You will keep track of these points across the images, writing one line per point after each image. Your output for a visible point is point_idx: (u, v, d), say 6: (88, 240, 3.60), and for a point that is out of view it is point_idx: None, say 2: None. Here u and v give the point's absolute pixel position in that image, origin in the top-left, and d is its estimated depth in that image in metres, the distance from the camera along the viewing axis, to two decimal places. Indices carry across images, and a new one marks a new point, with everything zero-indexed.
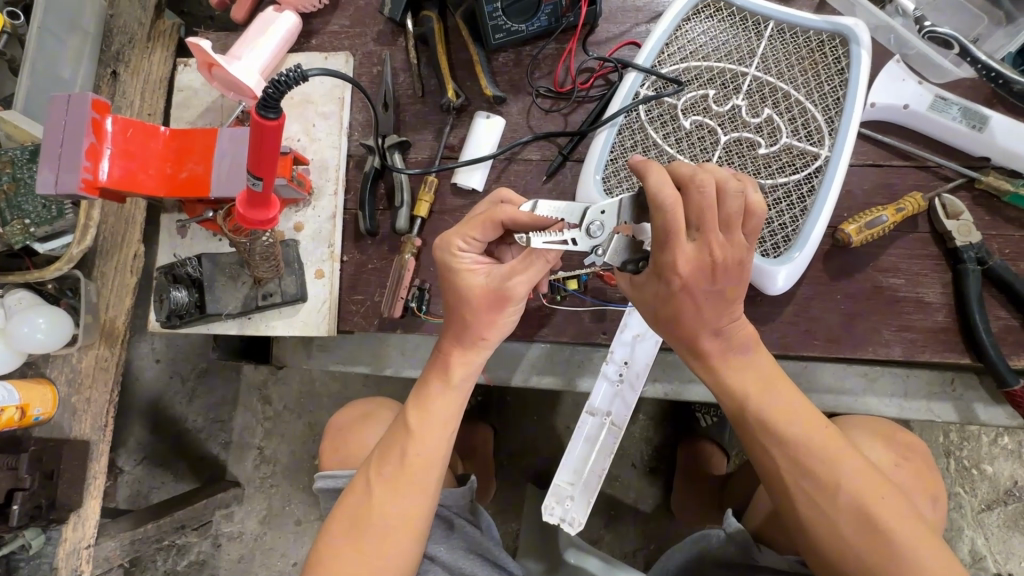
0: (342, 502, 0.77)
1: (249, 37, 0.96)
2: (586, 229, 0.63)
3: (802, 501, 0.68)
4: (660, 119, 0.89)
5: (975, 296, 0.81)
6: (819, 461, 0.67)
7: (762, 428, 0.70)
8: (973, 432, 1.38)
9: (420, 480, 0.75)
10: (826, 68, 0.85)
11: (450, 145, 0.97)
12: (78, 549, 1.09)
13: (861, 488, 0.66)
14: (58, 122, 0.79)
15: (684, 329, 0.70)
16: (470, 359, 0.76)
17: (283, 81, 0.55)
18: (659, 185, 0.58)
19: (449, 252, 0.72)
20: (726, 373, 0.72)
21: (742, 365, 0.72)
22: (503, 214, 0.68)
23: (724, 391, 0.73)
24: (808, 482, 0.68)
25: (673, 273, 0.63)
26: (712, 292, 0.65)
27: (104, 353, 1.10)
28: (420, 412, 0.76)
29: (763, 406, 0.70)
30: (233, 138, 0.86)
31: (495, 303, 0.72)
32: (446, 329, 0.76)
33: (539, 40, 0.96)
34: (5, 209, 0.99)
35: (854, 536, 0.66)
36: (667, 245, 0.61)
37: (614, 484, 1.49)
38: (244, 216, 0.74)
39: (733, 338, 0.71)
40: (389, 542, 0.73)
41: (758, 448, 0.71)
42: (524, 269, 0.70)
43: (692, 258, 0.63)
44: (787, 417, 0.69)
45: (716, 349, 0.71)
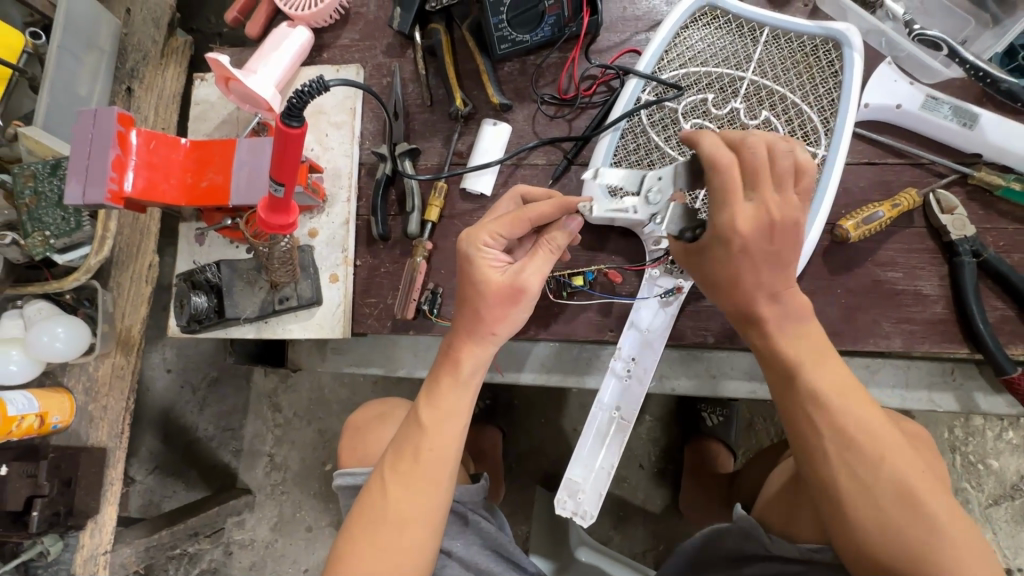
0: (361, 499, 0.79)
1: (264, 52, 1.00)
2: (645, 198, 0.73)
3: (845, 475, 0.69)
4: (661, 122, 0.92)
5: (971, 287, 0.84)
6: (863, 436, 0.70)
7: (812, 396, 0.72)
8: (978, 427, 1.40)
9: (433, 474, 0.77)
10: (820, 71, 0.88)
11: (458, 152, 1.00)
12: (95, 554, 1.12)
13: (900, 464, 0.68)
14: (86, 134, 0.83)
15: (740, 295, 0.74)
16: (477, 353, 0.78)
17: (306, 91, 0.58)
18: (709, 149, 0.67)
19: (473, 244, 0.75)
20: (781, 342, 0.74)
21: (796, 335, 0.74)
22: (533, 214, 0.73)
23: (775, 357, 0.75)
24: (853, 454, 0.70)
25: (733, 233, 0.68)
26: (767, 248, 0.69)
27: (120, 361, 1.14)
28: (432, 406, 0.78)
29: (816, 378, 0.72)
30: (252, 149, 0.89)
31: (510, 297, 0.75)
32: (458, 326, 0.78)
33: (542, 50, 1.00)
34: (25, 221, 1.02)
35: (894, 511, 0.67)
36: (725, 205, 0.67)
37: (622, 484, 1.51)
38: (265, 221, 0.77)
39: (790, 307, 0.74)
40: (406, 532, 0.75)
41: (806, 419, 0.72)
42: (533, 261, 0.75)
43: (750, 218, 0.68)
44: (838, 390, 0.72)
45: (770, 313, 0.74)
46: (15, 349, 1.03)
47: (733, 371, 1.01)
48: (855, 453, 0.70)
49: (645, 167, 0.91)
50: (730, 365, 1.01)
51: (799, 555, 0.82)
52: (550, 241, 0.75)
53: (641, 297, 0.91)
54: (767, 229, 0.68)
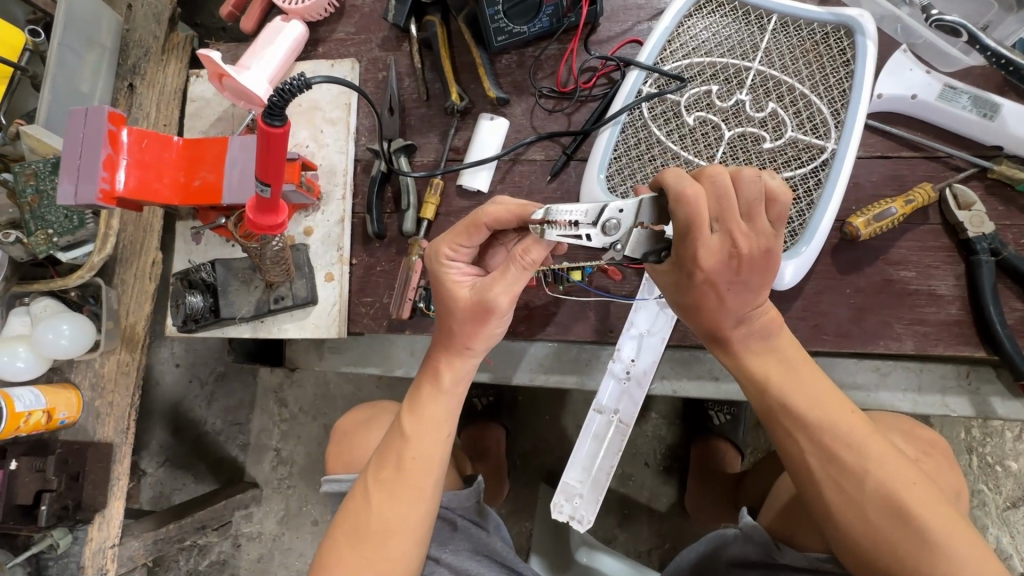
0: (346, 506, 0.78)
1: (257, 48, 0.98)
2: (603, 227, 0.63)
3: (827, 488, 0.68)
4: (663, 116, 0.89)
5: (988, 287, 0.80)
6: (842, 447, 0.67)
7: (784, 410, 0.70)
8: (996, 428, 1.35)
9: (417, 482, 0.76)
10: (831, 60, 0.84)
11: (455, 147, 0.98)
12: (104, 548, 1.13)
13: (886, 472, 0.66)
14: (76, 134, 0.82)
15: (706, 318, 0.71)
16: (458, 365, 0.77)
17: (286, 89, 0.56)
18: (674, 180, 0.60)
19: (437, 260, 0.74)
20: (749, 358, 0.73)
21: (763, 349, 0.73)
22: (487, 217, 0.70)
23: (747, 375, 0.73)
24: (834, 467, 0.68)
25: (696, 265, 0.64)
26: (732, 276, 0.66)
27: (126, 358, 1.13)
28: (414, 414, 0.77)
29: (788, 392, 0.70)
30: (243, 147, 0.88)
31: (479, 314, 0.72)
32: (436, 337, 0.78)
33: (541, 41, 0.97)
34: (28, 220, 1.03)
35: (882, 523, 0.65)
36: (689, 237, 0.62)
37: (627, 483, 1.49)
38: (253, 221, 0.76)
39: (755, 325, 0.72)
40: (392, 539, 0.74)
41: (783, 435, 0.71)
42: (502, 281, 0.70)
43: (716, 251, 0.63)
44: (810, 401, 0.69)
45: (737, 334, 0.72)
46: (20, 347, 1.03)
47: None
48: (838, 467, 0.67)
49: (646, 163, 0.88)
50: None
51: (807, 565, 0.80)
52: (523, 257, 0.68)
53: (640, 296, 0.89)
54: (734, 261, 0.64)
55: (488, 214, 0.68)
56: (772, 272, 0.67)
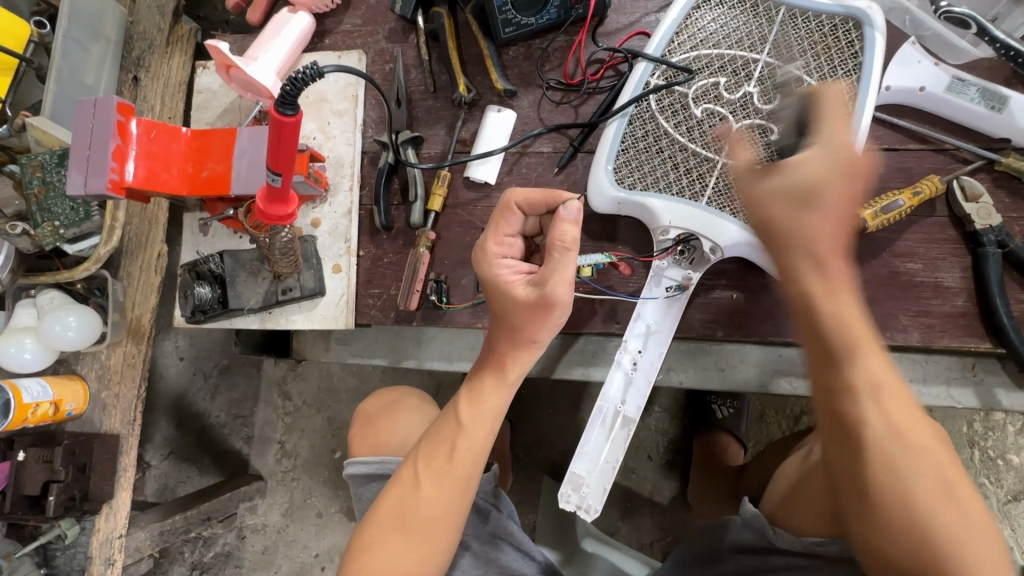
0: (387, 492, 0.78)
1: (264, 39, 0.98)
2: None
3: (887, 470, 0.61)
4: (670, 108, 0.89)
5: (994, 279, 0.80)
6: (905, 425, 0.61)
7: (862, 379, 0.61)
8: (998, 422, 1.36)
9: (467, 473, 0.77)
10: (839, 52, 0.84)
11: (462, 139, 0.98)
12: (111, 538, 1.14)
13: (941, 462, 0.62)
14: (86, 125, 0.82)
15: (797, 243, 0.58)
16: (522, 358, 0.79)
17: (299, 78, 0.56)
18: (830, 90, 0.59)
19: (487, 259, 0.77)
20: (849, 315, 0.59)
21: (856, 308, 0.61)
22: (516, 195, 0.75)
23: (844, 334, 0.59)
24: (900, 447, 0.61)
25: (834, 174, 0.56)
26: (854, 198, 0.58)
27: (132, 349, 1.14)
28: (471, 405, 0.79)
29: (867, 360, 0.62)
30: (253, 137, 0.88)
31: (538, 307, 0.73)
32: (496, 332, 0.79)
33: (548, 33, 0.97)
34: (35, 212, 1.02)
35: (937, 511, 0.60)
36: (793, 146, 0.58)
37: (630, 476, 1.50)
38: (263, 211, 0.76)
39: (836, 273, 0.63)
40: (437, 527, 0.76)
41: (852, 407, 0.62)
42: (551, 270, 0.72)
43: (843, 168, 0.58)
44: (884, 372, 0.62)
45: (837, 281, 0.59)
46: (27, 339, 1.03)
47: (742, 365, 0.98)
48: (903, 446, 0.61)
49: (654, 154, 0.88)
50: (740, 358, 0.98)
51: (802, 548, 0.80)
52: (558, 240, 0.70)
53: (648, 291, 0.89)
54: (852, 171, 0.56)
55: (517, 194, 0.74)
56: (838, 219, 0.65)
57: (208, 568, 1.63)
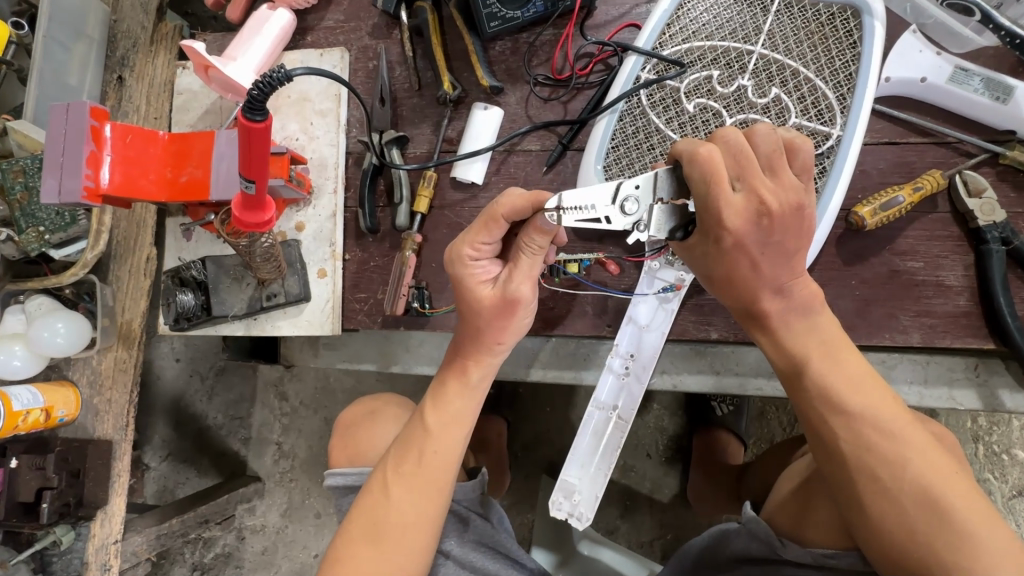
0: (358, 503, 0.78)
1: (243, 37, 0.95)
2: (622, 206, 0.65)
3: (862, 477, 0.66)
4: (662, 103, 0.86)
5: (999, 278, 0.77)
6: (879, 435, 0.66)
7: (822, 394, 0.68)
8: (1003, 417, 1.33)
9: (438, 477, 0.77)
10: (836, 42, 0.81)
11: (449, 138, 0.95)
12: (106, 544, 1.12)
13: (925, 469, 0.64)
14: (59, 130, 0.80)
15: (742, 289, 0.69)
16: (484, 363, 0.79)
17: (266, 82, 0.53)
18: (686, 147, 0.62)
19: (460, 263, 0.73)
20: (787, 336, 0.71)
21: (805, 328, 0.71)
22: (503, 208, 0.68)
23: (784, 353, 0.72)
24: (871, 456, 0.66)
25: (722, 228, 0.63)
26: (761, 239, 0.65)
27: (123, 354, 1.11)
28: (437, 410, 0.78)
29: (828, 374, 0.69)
30: (231, 140, 0.86)
31: (504, 308, 0.73)
32: (462, 336, 0.78)
33: (535, 26, 0.94)
34: (19, 217, 1.00)
35: (916, 515, 0.63)
36: (711, 196, 0.61)
37: (629, 474, 1.48)
38: (240, 219, 0.74)
39: (796, 297, 0.70)
40: (410, 535, 0.75)
41: (817, 420, 0.69)
42: (518, 271, 0.72)
43: (741, 210, 0.63)
44: (848, 385, 0.68)
45: (775, 307, 0.70)
46: (17, 345, 1.02)
47: (739, 368, 0.96)
48: (874, 456, 0.66)
49: (645, 152, 0.85)
50: (736, 361, 0.96)
51: (812, 561, 0.78)
52: (530, 245, 0.70)
53: (639, 292, 0.87)
54: (768, 221, 0.63)
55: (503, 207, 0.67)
56: (805, 231, 0.66)
57: (209, 569, 1.63)
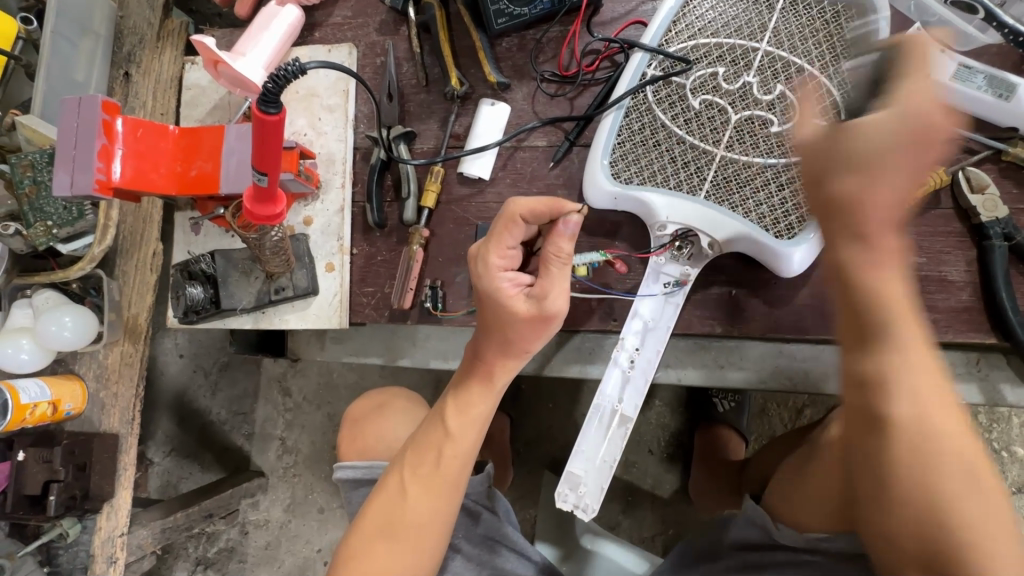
0: (373, 501, 0.79)
1: (252, 34, 0.96)
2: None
3: (910, 451, 0.63)
4: (668, 99, 0.87)
5: (1000, 273, 0.78)
6: (937, 413, 0.63)
7: (887, 372, 0.64)
8: (1003, 414, 1.34)
9: (454, 477, 0.78)
10: (841, 39, 0.82)
11: (456, 134, 0.96)
12: (112, 537, 1.13)
13: (963, 452, 0.63)
14: (70, 124, 0.81)
15: (847, 199, 0.65)
16: (510, 365, 0.79)
17: (280, 75, 0.54)
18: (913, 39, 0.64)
19: (486, 271, 0.73)
20: (868, 302, 0.65)
21: (894, 284, 0.65)
22: (518, 208, 0.70)
23: (859, 321, 0.66)
24: (924, 439, 0.63)
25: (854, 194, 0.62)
26: (910, 144, 0.63)
27: (129, 349, 1.13)
28: (459, 412, 0.79)
29: (906, 339, 0.64)
30: (241, 136, 0.86)
31: (536, 322, 0.73)
32: (486, 336, 0.77)
33: (542, 23, 0.95)
34: (26, 212, 1.01)
35: (950, 506, 0.61)
36: (851, 164, 0.63)
37: (631, 470, 1.49)
38: (251, 212, 0.74)
39: (874, 272, 0.65)
40: (424, 535, 0.76)
41: (881, 394, 0.65)
42: (553, 286, 0.72)
43: (901, 122, 0.61)
44: (912, 366, 0.64)
45: (865, 273, 0.65)
46: (24, 339, 1.02)
47: (743, 363, 0.97)
48: (927, 442, 0.63)
49: (651, 148, 0.86)
50: (740, 355, 0.97)
51: (804, 544, 0.79)
52: (557, 255, 0.70)
53: (644, 288, 0.87)
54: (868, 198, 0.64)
55: (522, 206, 0.68)
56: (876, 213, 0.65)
57: (212, 563, 1.64)
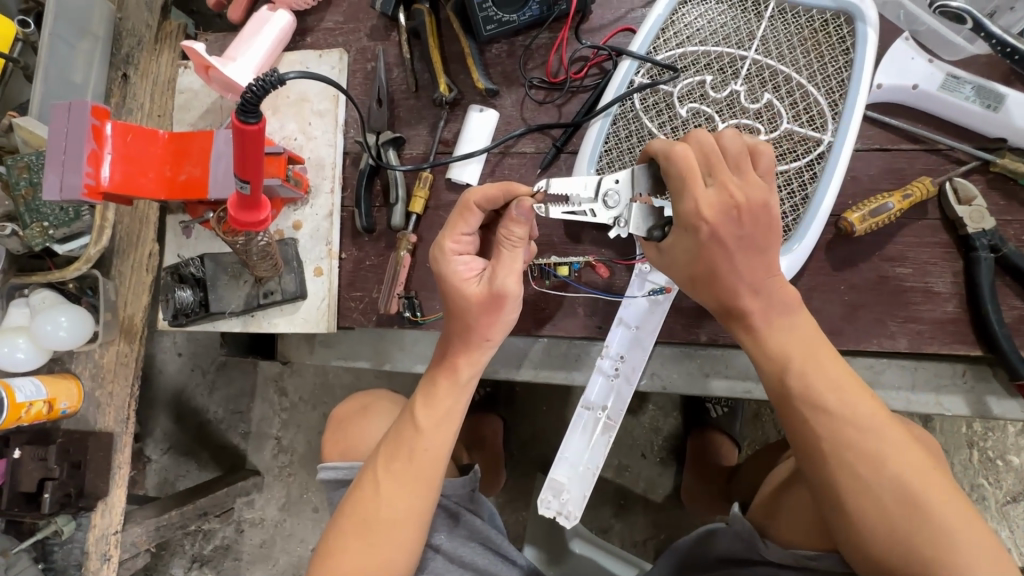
0: (350, 499, 0.79)
1: (244, 38, 0.96)
2: (604, 200, 0.72)
3: (842, 475, 0.66)
4: (655, 107, 0.87)
5: (987, 285, 0.78)
6: (858, 424, 0.67)
7: (808, 400, 0.69)
8: (998, 423, 1.33)
9: (428, 473, 0.78)
10: (829, 48, 0.82)
11: (445, 140, 0.96)
12: (106, 535, 1.14)
13: (899, 461, 0.65)
14: (60, 128, 0.81)
15: (721, 286, 0.71)
16: (476, 357, 0.78)
17: (261, 85, 0.55)
18: (660, 146, 0.68)
19: (442, 255, 0.74)
20: (769, 334, 0.72)
21: (783, 328, 0.72)
22: (474, 195, 0.71)
23: (765, 352, 0.72)
24: (851, 453, 0.66)
25: (700, 218, 0.66)
26: (740, 231, 0.68)
27: (124, 349, 1.14)
28: (427, 407, 0.79)
29: (809, 373, 0.69)
30: (228, 141, 0.87)
31: (493, 304, 0.73)
32: (451, 334, 0.78)
33: (531, 30, 0.95)
34: (24, 213, 1.03)
35: (896, 511, 0.64)
36: (684, 191, 0.66)
37: (623, 474, 1.49)
38: (235, 218, 0.75)
39: (773, 297, 0.71)
40: (399, 531, 0.77)
41: (800, 419, 0.70)
42: (502, 265, 0.72)
43: (714, 204, 0.66)
44: (829, 384, 0.69)
45: (756, 306, 0.72)
46: (21, 338, 1.04)
47: (730, 371, 0.97)
48: (856, 455, 0.66)
49: (638, 156, 0.86)
50: (727, 363, 0.97)
51: (794, 562, 0.79)
52: (509, 237, 0.71)
53: (629, 294, 0.88)
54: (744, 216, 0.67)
55: (476, 192, 0.70)
56: (772, 228, 0.69)
57: (208, 560, 1.66)
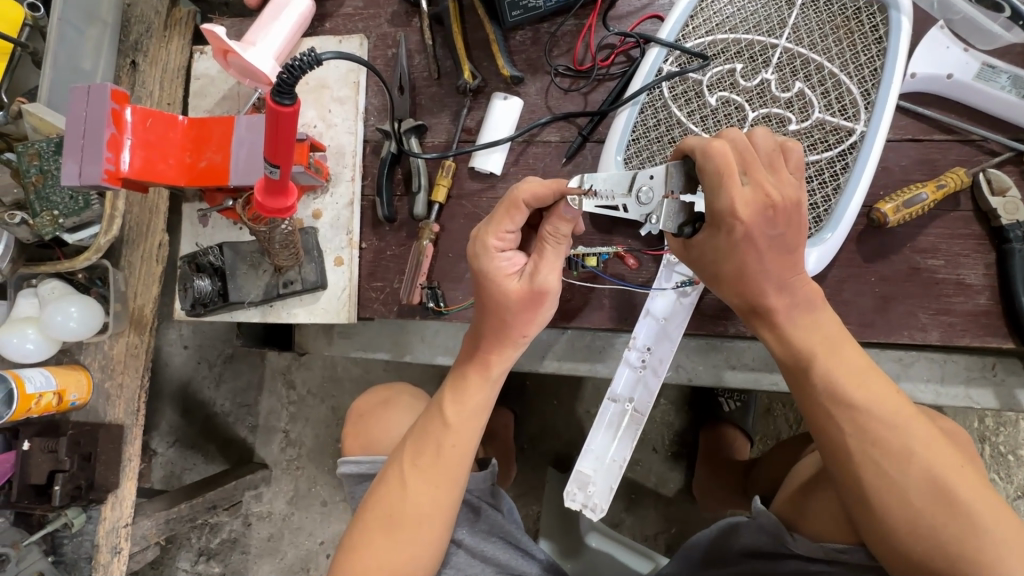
0: (374, 493, 0.78)
1: (263, 22, 0.95)
2: (637, 195, 0.66)
3: (869, 472, 0.66)
4: (684, 96, 0.85)
5: (1020, 276, 0.77)
6: (882, 421, 0.66)
7: (832, 397, 0.68)
8: (1010, 418, 1.33)
9: (455, 469, 0.77)
10: (862, 37, 0.80)
11: (468, 128, 0.95)
12: (117, 527, 1.12)
13: (927, 456, 0.65)
14: (79, 113, 0.79)
15: (749, 286, 0.68)
16: (507, 354, 0.78)
17: (297, 66, 0.53)
18: (696, 141, 0.62)
19: (484, 253, 0.70)
20: (793, 332, 0.70)
21: (807, 324, 0.70)
22: (524, 193, 0.67)
23: (788, 349, 0.71)
24: (877, 450, 0.66)
25: (734, 218, 0.61)
26: (774, 232, 0.64)
27: (135, 340, 1.11)
28: (458, 403, 0.78)
29: (833, 370, 0.68)
30: (251, 127, 0.86)
31: (531, 301, 0.72)
32: (482, 329, 0.77)
33: (557, 16, 0.93)
34: (34, 200, 1.00)
35: (925, 508, 0.63)
36: (721, 188, 0.60)
37: (635, 468, 1.49)
38: (262, 204, 0.73)
39: (799, 295, 0.69)
40: (423, 526, 0.76)
41: (824, 417, 0.69)
42: (545, 261, 0.71)
43: (750, 203, 0.62)
44: (854, 380, 0.68)
45: (781, 303, 0.69)
46: (29, 329, 1.02)
47: (754, 363, 0.96)
48: (882, 451, 0.66)
49: (666, 144, 0.85)
50: (752, 356, 0.96)
51: (824, 555, 0.78)
52: (554, 234, 0.69)
53: (657, 285, 0.87)
54: (775, 216, 0.63)
55: (526, 190, 0.65)
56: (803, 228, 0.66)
57: (214, 554, 1.65)
